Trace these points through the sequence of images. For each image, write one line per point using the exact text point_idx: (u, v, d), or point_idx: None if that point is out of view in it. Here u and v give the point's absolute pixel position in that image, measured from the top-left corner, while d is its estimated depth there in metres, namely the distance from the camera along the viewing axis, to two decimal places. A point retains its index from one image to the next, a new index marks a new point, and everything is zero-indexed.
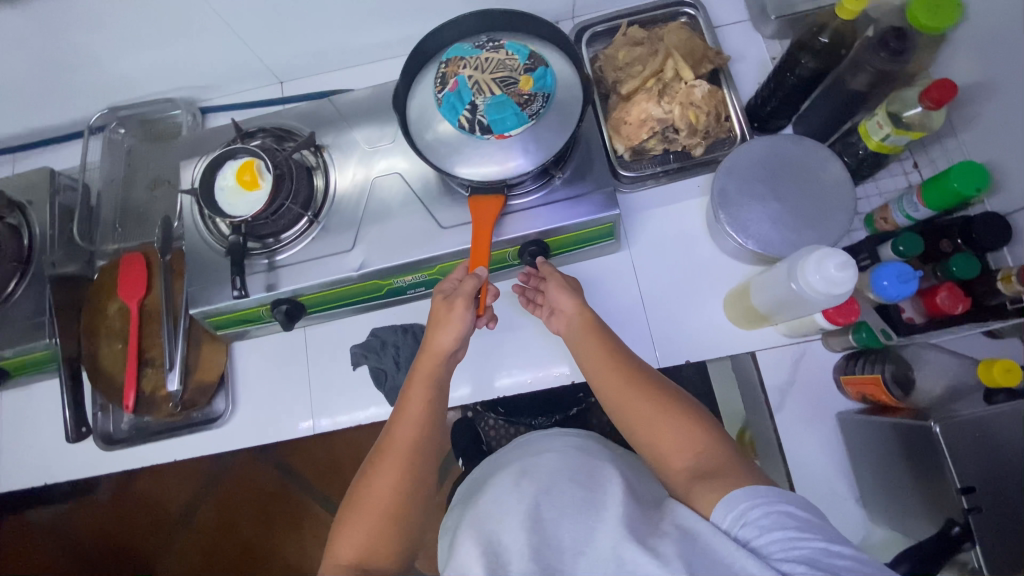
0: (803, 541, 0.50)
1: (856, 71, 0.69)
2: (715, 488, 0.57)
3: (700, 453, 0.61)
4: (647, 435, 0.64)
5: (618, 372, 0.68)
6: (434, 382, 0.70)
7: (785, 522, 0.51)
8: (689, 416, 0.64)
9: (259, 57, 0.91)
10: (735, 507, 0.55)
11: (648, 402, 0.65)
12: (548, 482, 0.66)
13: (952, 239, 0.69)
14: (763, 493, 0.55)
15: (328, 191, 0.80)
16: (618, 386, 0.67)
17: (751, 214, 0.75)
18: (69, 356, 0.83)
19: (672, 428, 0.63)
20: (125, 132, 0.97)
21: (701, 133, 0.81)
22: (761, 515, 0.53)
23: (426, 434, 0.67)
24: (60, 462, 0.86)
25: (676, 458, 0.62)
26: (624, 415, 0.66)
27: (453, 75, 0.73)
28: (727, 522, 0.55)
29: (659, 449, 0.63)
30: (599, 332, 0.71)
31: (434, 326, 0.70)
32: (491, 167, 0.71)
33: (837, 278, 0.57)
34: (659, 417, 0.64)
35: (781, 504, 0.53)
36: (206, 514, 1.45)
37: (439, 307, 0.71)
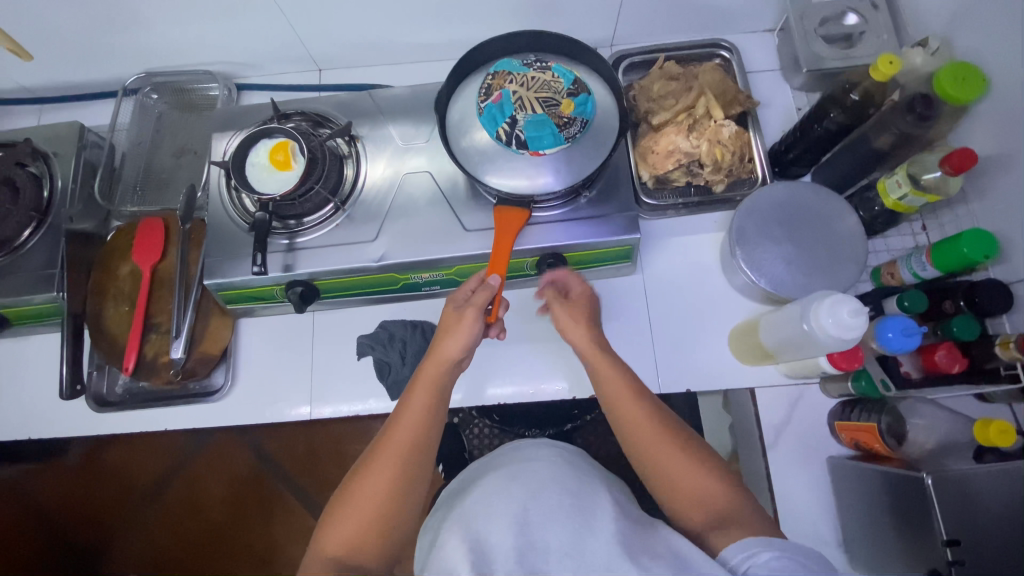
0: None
1: (881, 131, 0.72)
2: (730, 536, 0.58)
3: (718, 498, 0.61)
4: (663, 482, 0.64)
5: (635, 413, 0.66)
6: (437, 390, 0.68)
7: (793, 567, 0.52)
8: (701, 455, 0.64)
9: (304, 42, 0.93)
10: (750, 549, 0.55)
11: (666, 448, 0.64)
12: (537, 487, 0.67)
13: (955, 300, 0.72)
14: (778, 542, 0.55)
15: (357, 180, 0.81)
16: (638, 427, 0.66)
17: (766, 254, 0.77)
18: (74, 312, 0.82)
19: (690, 476, 0.63)
20: (157, 98, 0.98)
21: (725, 170, 0.83)
22: (773, 559, 0.53)
23: (421, 442, 0.65)
24: (47, 418, 0.84)
25: (693, 511, 0.62)
26: (643, 456, 0.65)
27: (498, 88, 0.74)
28: (740, 565, 0.55)
29: (676, 491, 0.63)
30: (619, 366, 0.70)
31: (442, 333, 0.69)
32: (521, 180, 0.73)
33: (848, 323, 0.58)
34: (677, 464, 0.63)
35: (799, 553, 0.53)
36: (176, 492, 1.42)
37: (450, 316, 0.70)
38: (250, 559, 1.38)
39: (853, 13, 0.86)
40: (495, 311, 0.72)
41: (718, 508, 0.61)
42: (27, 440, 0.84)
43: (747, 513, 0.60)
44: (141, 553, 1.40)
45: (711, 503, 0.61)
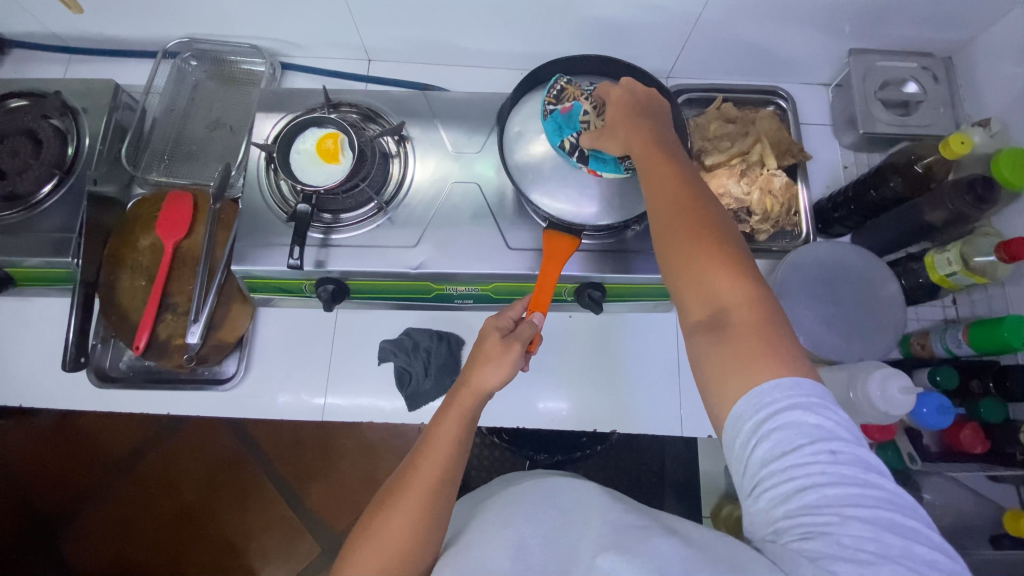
0: (802, 468, 0.42)
1: (936, 206, 0.73)
2: (743, 365, 0.46)
3: (743, 312, 0.48)
4: (674, 276, 0.53)
5: (667, 197, 0.55)
6: (467, 419, 0.63)
7: (786, 447, 0.42)
8: (740, 265, 0.50)
9: (360, 31, 0.90)
10: (742, 426, 0.44)
11: (685, 235, 0.53)
12: (530, 509, 0.64)
13: (982, 380, 0.73)
14: (769, 394, 0.44)
15: (404, 182, 0.78)
16: (662, 212, 0.55)
17: (805, 312, 0.77)
18: (86, 281, 0.78)
19: (713, 279, 0.50)
20: (197, 65, 0.94)
21: (772, 221, 0.83)
22: (764, 441, 0.43)
23: (451, 471, 0.61)
24: (43, 387, 0.80)
25: (694, 307, 0.51)
26: (658, 242, 0.55)
27: (571, 98, 0.70)
28: (737, 444, 0.45)
29: (694, 293, 0.51)
30: (663, 157, 0.58)
31: (480, 361, 0.64)
32: (564, 204, 0.71)
33: (896, 398, 0.60)
34: (704, 262, 0.51)
35: (790, 414, 0.43)
36: (150, 466, 1.35)
37: (491, 343, 0.65)
38: (218, 546, 1.33)
39: (914, 82, 0.87)
40: (530, 346, 0.69)
41: (726, 311, 0.49)
42: (18, 406, 0.80)
43: (761, 326, 0.47)
44: (102, 527, 1.33)
45: (719, 305, 0.49)
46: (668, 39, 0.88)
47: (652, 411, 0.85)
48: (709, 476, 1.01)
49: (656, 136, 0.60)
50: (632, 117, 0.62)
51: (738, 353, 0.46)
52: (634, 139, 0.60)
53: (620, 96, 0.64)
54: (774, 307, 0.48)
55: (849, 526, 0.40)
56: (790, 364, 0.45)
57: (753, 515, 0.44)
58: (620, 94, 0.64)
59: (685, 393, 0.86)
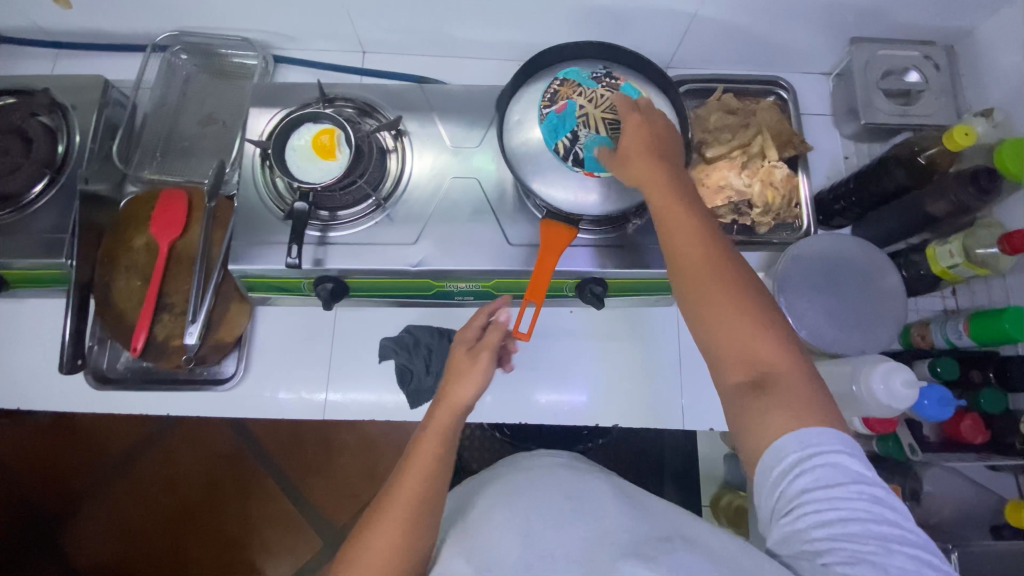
0: (846, 501, 0.44)
1: (938, 197, 0.72)
2: (789, 420, 0.47)
3: (783, 368, 0.49)
4: (710, 331, 0.53)
5: (693, 247, 0.55)
6: (446, 438, 0.62)
7: (830, 480, 0.44)
8: (774, 320, 0.52)
9: (353, 22, 0.88)
10: (784, 459, 0.46)
11: (720, 290, 0.53)
12: (539, 498, 0.64)
13: (984, 370, 0.73)
14: (814, 436, 0.46)
15: (401, 178, 0.77)
16: (690, 265, 0.55)
17: (807, 305, 0.77)
18: (81, 282, 0.77)
19: (752, 336, 0.51)
20: (187, 59, 0.92)
21: (773, 213, 0.83)
22: (807, 473, 0.45)
23: (431, 490, 0.59)
24: (40, 390, 0.79)
25: (733, 367, 0.51)
26: (688, 292, 0.55)
27: (565, 98, 0.71)
28: (773, 476, 0.46)
29: (733, 350, 0.51)
30: (683, 197, 0.57)
31: (452, 377, 0.63)
32: (562, 191, 0.70)
33: (900, 393, 0.59)
34: (742, 319, 0.51)
35: (835, 453, 0.45)
36: (151, 463, 1.35)
37: (460, 358, 0.65)
38: (221, 542, 1.33)
39: (915, 71, 0.86)
40: (519, 332, 0.69)
41: (765, 368, 0.50)
42: (17, 409, 0.79)
43: (802, 382, 0.49)
44: (105, 524, 1.33)
45: (758, 364, 0.50)
46: (667, 29, 0.87)
47: (653, 404, 0.85)
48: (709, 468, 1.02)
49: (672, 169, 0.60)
50: (646, 145, 0.61)
51: (787, 413, 0.47)
52: (654, 172, 0.59)
53: (638, 124, 0.62)
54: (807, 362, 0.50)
55: (894, 557, 0.41)
56: (832, 415, 0.47)
57: (782, 539, 0.45)
58: (638, 122, 0.62)
59: (688, 386, 0.86)
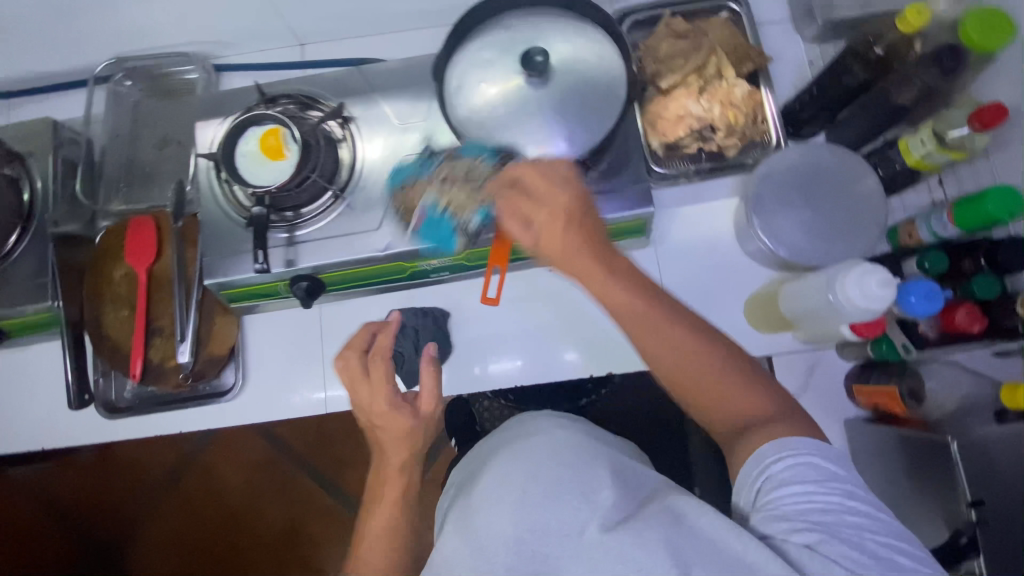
0: (821, 495, 0.53)
1: (904, 85, 0.69)
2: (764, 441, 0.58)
3: (754, 408, 0.60)
4: (696, 401, 0.62)
5: (650, 327, 0.60)
6: (402, 504, 0.69)
7: (807, 477, 0.54)
8: (737, 366, 0.61)
9: (283, 17, 0.87)
10: (763, 463, 0.57)
11: (690, 365, 0.60)
12: (537, 469, 0.63)
13: (975, 258, 0.70)
14: (792, 444, 0.56)
15: (354, 165, 0.77)
16: (659, 353, 0.61)
17: (783, 222, 0.75)
18: (72, 321, 0.80)
19: (724, 392, 0.60)
20: (131, 84, 0.92)
21: (737, 134, 0.81)
22: (785, 472, 0.55)
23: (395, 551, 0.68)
24: (59, 428, 0.83)
25: (719, 421, 0.62)
26: (668, 376, 0.62)
27: (416, 210, 0.73)
28: (758, 476, 0.57)
29: (714, 408, 0.62)
30: (624, 290, 0.60)
31: (388, 446, 0.68)
32: (527, 147, 0.69)
33: (876, 295, 0.57)
34: (715, 380, 0.61)
35: (808, 456, 0.55)
36: (193, 480, 1.42)
37: (393, 426, 0.67)
38: (269, 543, 1.40)
39: None
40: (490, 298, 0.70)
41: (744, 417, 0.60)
42: (41, 449, 0.83)
43: (774, 416, 0.59)
44: (163, 542, 1.41)
45: (737, 416, 0.60)
46: None
47: None
48: None
49: (606, 266, 0.61)
50: (576, 253, 0.60)
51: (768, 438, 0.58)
52: (585, 273, 0.61)
53: (555, 231, 0.60)
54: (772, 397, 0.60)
55: (858, 539, 0.50)
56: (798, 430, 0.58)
57: (761, 520, 0.54)
58: (558, 229, 0.60)
59: None
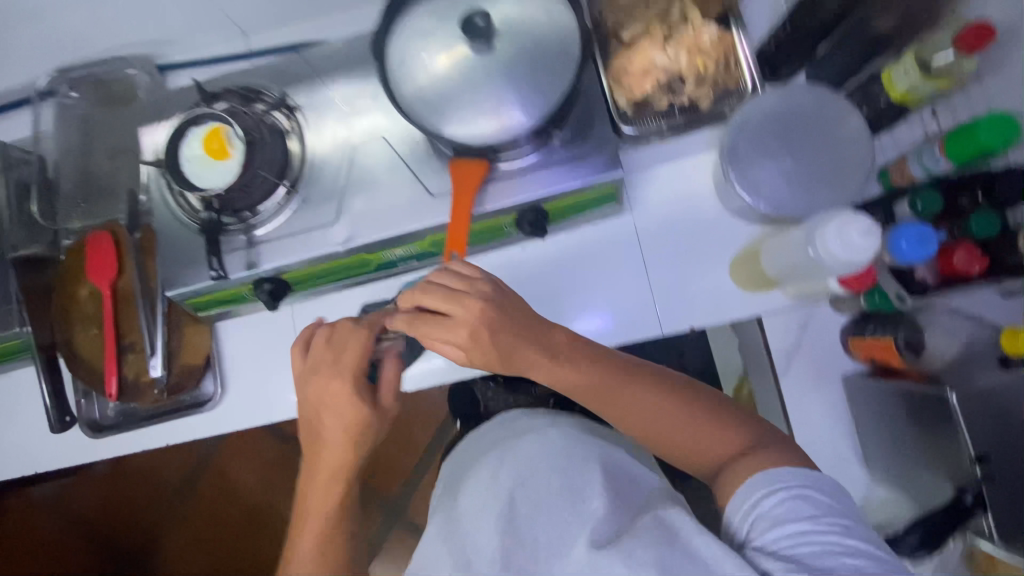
0: (817, 532, 0.49)
1: (884, 11, 0.63)
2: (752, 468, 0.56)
3: (727, 445, 0.60)
4: (675, 453, 0.63)
5: (613, 392, 0.63)
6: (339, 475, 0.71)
7: (801, 513, 0.51)
8: (697, 405, 0.62)
9: (218, 6, 0.82)
10: (752, 495, 0.54)
11: (655, 421, 0.62)
12: (526, 471, 0.65)
13: (973, 194, 0.64)
14: (782, 477, 0.54)
15: (305, 157, 0.73)
16: (624, 417, 0.63)
17: (763, 173, 0.70)
18: (43, 345, 0.79)
19: (693, 438, 0.61)
20: (77, 95, 0.88)
21: (709, 83, 0.75)
22: (777, 506, 0.52)
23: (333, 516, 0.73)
24: (49, 451, 0.83)
25: (704, 469, 0.62)
26: (641, 435, 0.64)
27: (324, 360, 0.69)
28: (745, 512, 0.54)
29: (693, 457, 0.62)
30: (571, 365, 0.63)
31: (331, 412, 0.68)
32: (486, 122, 0.65)
33: (859, 245, 0.54)
34: (681, 428, 0.62)
35: (801, 489, 0.52)
36: (208, 484, 1.44)
37: (340, 390, 0.66)
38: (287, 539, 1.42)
39: None
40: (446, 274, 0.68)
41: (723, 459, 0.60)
42: (35, 472, 0.84)
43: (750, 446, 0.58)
44: (184, 546, 1.44)
45: (714, 457, 0.60)
46: None
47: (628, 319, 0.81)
48: (725, 358, 1.09)
49: (545, 347, 0.63)
50: (508, 340, 0.62)
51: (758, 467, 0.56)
52: (527, 359, 0.63)
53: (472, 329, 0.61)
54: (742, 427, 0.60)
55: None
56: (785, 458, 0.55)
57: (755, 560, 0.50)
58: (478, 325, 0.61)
59: (659, 293, 0.81)
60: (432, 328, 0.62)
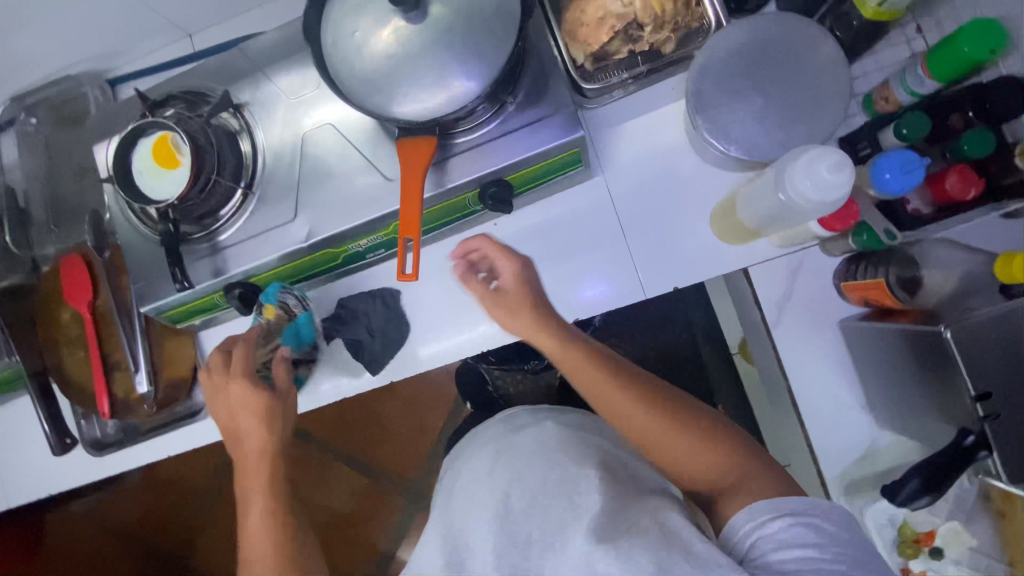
0: (824, 564, 0.47)
1: None
2: (739, 495, 0.54)
3: (720, 464, 0.57)
4: (669, 465, 0.59)
5: (607, 393, 0.60)
6: (274, 475, 0.67)
7: (808, 539, 0.49)
8: (693, 416, 0.59)
9: (156, 10, 0.79)
10: (756, 517, 0.51)
11: (651, 429, 0.59)
12: (520, 468, 0.64)
13: (964, 112, 0.60)
14: (790, 504, 0.51)
15: (257, 156, 0.71)
16: (620, 421, 0.60)
17: (732, 115, 0.65)
18: (35, 371, 0.80)
19: (688, 451, 0.58)
20: (37, 121, 0.87)
21: (669, 25, 0.68)
22: (785, 533, 0.50)
23: (275, 526, 0.65)
24: (59, 473, 0.86)
25: (695, 483, 0.58)
26: (634, 442, 0.61)
27: None
28: (744, 531, 0.52)
29: (682, 468, 0.58)
30: (578, 359, 0.61)
31: (240, 420, 0.68)
32: (437, 97, 0.61)
33: (830, 182, 0.50)
34: (677, 440, 0.58)
35: (811, 517, 0.50)
36: (233, 487, 1.47)
37: (238, 396, 0.68)
38: None
39: None
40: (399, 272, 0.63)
41: (719, 478, 0.57)
42: (49, 495, 0.86)
43: (752, 468, 0.55)
44: (221, 547, 1.49)
45: (710, 475, 0.57)
46: None
47: (609, 285, 0.78)
48: (726, 314, 1.08)
49: (565, 337, 0.62)
50: (541, 318, 0.62)
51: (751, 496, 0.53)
52: (546, 341, 0.62)
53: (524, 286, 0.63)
54: (746, 448, 0.57)
55: None
56: (776, 483, 0.54)
57: None
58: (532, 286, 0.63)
59: (639, 255, 0.77)
60: (479, 293, 0.64)
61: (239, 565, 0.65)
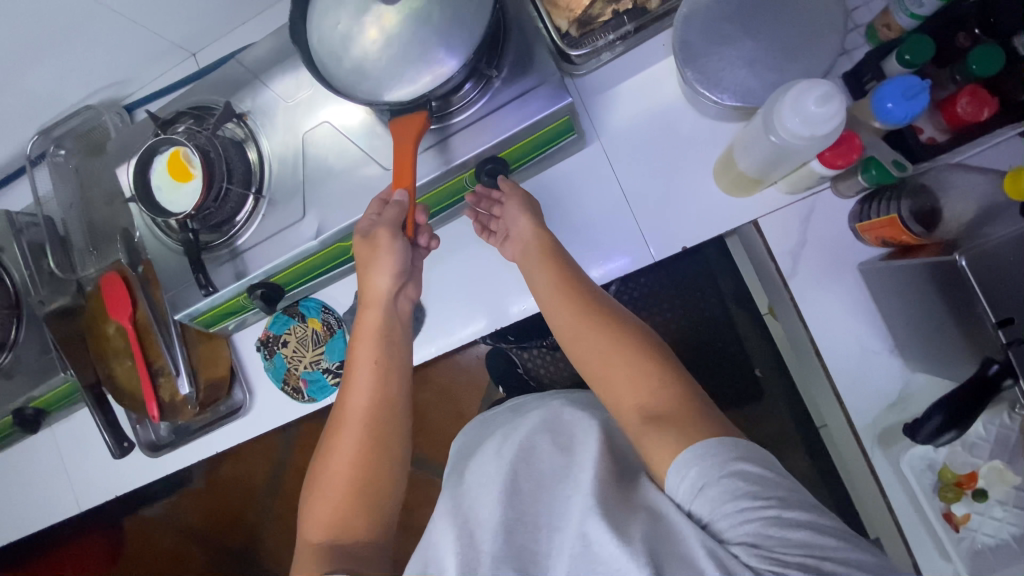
0: (754, 510, 0.48)
1: None
2: (667, 438, 0.55)
3: (654, 397, 0.59)
4: (607, 389, 0.62)
5: (577, 309, 0.65)
6: (383, 338, 0.73)
7: (737, 490, 0.49)
8: (642, 350, 0.62)
9: (159, 34, 0.83)
10: (686, 476, 0.52)
11: (600, 350, 0.63)
12: (527, 448, 0.66)
13: (969, 31, 0.57)
14: (710, 453, 0.52)
15: (263, 161, 0.74)
16: (576, 337, 0.65)
17: (723, 63, 0.63)
18: (89, 383, 0.88)
19: (624, 377, 0.60)
20: (66, 152, 0.92)
21: None
22: (714, 488, 0.50)
23: (383, 389, 0.71)
24: (125, 475, 0.93)
25: (626, 411, 0.60)
26: (583, 363, 0.64)
27: (299, 379, 0.87)
28: (683, 495, 0.53)
29: (615, 391, 0.61)
30: (567, 274, 0.67)
31: (365, 269, 0.71)
32: (424, 78, 0.62)
33: (817, 117, 0.50)
34: (620, 365, 0.61)
35: (733, 466, 0.51)
36: (288, 482, 1.54)
37: (363, 247, 0.69)
38: None
39: None
40: (410, 230, 0.66)
41: (649, 408, 0.58)
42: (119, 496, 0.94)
43: (687, 409, 0.57)
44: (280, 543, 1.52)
45: (641, 407, 0.59)
46: None
47: (617, 251, 0.78)
48: (749, 272, 1.05)
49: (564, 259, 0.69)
50: (535, 237, 0.70)
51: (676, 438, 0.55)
52: (530, 260, 0.70)
53: (520, 214, 0.71)
54: (686, 391, 0.59)
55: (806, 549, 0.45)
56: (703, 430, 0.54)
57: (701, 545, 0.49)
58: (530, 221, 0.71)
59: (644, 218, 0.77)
60: (514, 203, 0.72)
61: (335, 410, 0.72)
